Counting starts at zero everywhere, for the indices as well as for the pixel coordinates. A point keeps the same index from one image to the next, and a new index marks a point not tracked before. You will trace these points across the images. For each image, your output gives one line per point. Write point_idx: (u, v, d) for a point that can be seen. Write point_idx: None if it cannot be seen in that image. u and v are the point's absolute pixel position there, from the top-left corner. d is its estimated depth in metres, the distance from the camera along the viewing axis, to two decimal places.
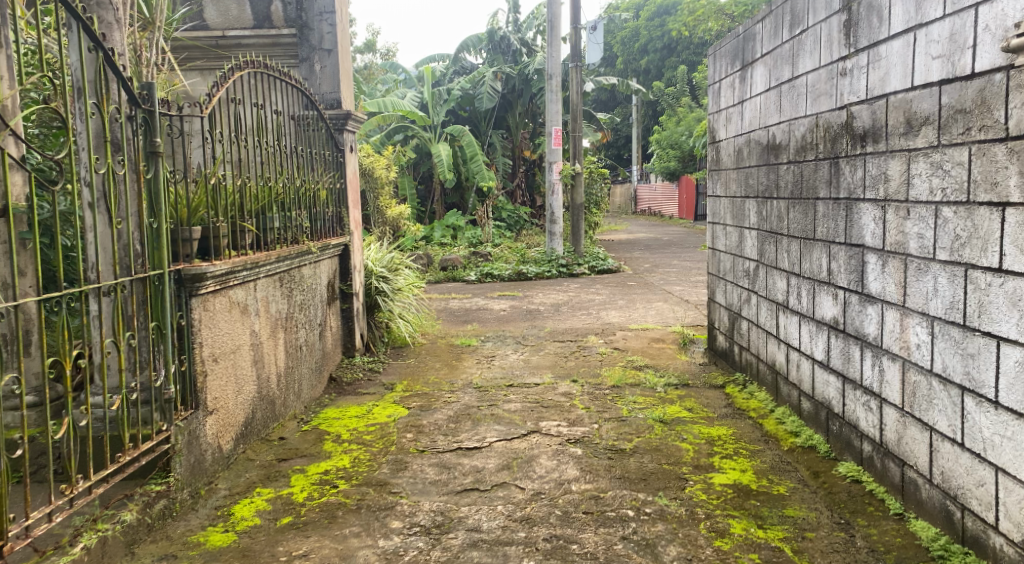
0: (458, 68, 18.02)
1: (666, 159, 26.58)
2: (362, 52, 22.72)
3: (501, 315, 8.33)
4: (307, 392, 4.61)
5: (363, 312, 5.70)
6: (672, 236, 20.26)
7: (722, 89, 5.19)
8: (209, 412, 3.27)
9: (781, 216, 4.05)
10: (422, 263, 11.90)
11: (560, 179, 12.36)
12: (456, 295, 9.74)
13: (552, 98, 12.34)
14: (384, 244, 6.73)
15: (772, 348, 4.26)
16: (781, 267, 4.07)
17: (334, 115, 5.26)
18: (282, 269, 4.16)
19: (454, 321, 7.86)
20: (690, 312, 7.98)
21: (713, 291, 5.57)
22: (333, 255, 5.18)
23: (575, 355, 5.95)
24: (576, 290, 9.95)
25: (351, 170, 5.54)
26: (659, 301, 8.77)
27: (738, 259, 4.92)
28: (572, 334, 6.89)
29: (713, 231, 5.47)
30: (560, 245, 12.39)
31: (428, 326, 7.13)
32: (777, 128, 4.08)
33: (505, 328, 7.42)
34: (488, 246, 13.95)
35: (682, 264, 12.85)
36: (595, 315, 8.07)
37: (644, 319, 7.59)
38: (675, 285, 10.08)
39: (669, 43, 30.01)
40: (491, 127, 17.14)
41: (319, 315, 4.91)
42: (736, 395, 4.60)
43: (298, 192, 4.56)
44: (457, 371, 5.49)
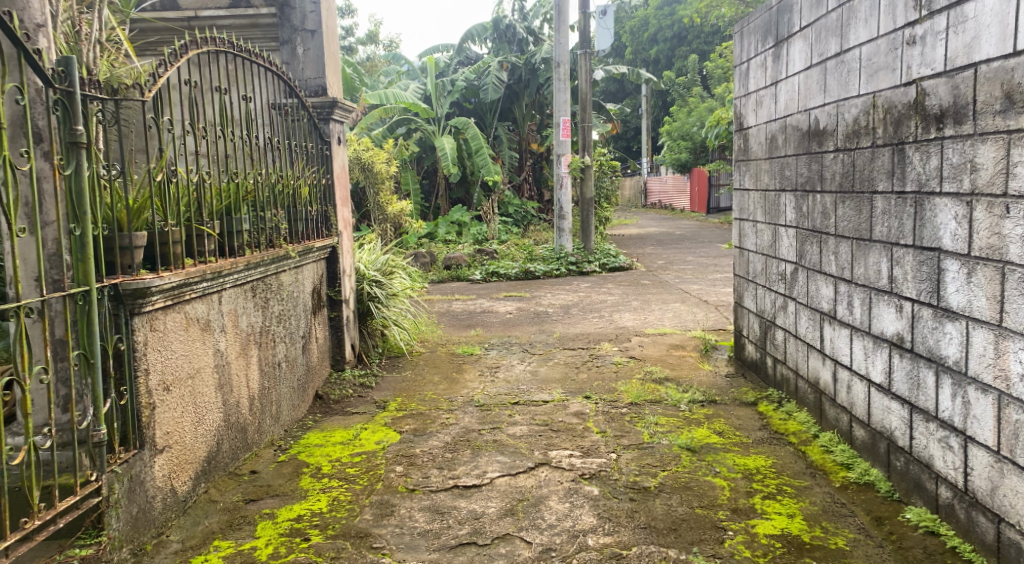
0: (462, 58, 17.57)
1: (677, 151, 26.00)
2: (364, 44, 22.23)
3: (507, 318, 7.82)
4: (287, 414, 4.11)
5: (354, 321, 5.21)
6: (684, 230, 19.69)
7: (751, 70, 4.66)
8: (161, 451, 2.77)
9: (827, 212, 3.53)
10: (424, 261, 11.43)
11: (569, 173, 11.82)
12: (460, 296, 9.24)
13: (560, 87, 11.80)
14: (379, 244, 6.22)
15: (816, 363, 3.74)
16: (827, 271, 3.55)
17: (319, 104, 4.75)
18: (255, 277, 3.66)
19: (457, 326, 7.38)
20: (709, 315, 7.45)
21: (741, 295, 5.05)
22: (318, 259, 4.68)
23: (588, 365, 5.43)
24: (586, 289, 9.44)
25: (339, 163, 5.04)
26: (675, 302, 8.24)
27: (772, 261, 4.40)
28: (583, 341, 6.37)
29: (742, 228, 4.94)
30: (569, 242, 11.88)
31: (429, 333, 6.63)
32: (822, 111, 3.56)
33: (511, 334, 6.92)
34: (494, 244, 13.43)
35: (697, 261, 12.31)
36: (607, 318, 7.55)
37: (660, 323, 7.06)
38: (692, 284, 9.55)
39: (679, 32, 29.42)
40: (496, 119, 16.63)
41: (302, 327, 4.41)
42: (772, 415, 4.08)
43: (273, 189, 4.06)
44: (457, 385, 4.99)
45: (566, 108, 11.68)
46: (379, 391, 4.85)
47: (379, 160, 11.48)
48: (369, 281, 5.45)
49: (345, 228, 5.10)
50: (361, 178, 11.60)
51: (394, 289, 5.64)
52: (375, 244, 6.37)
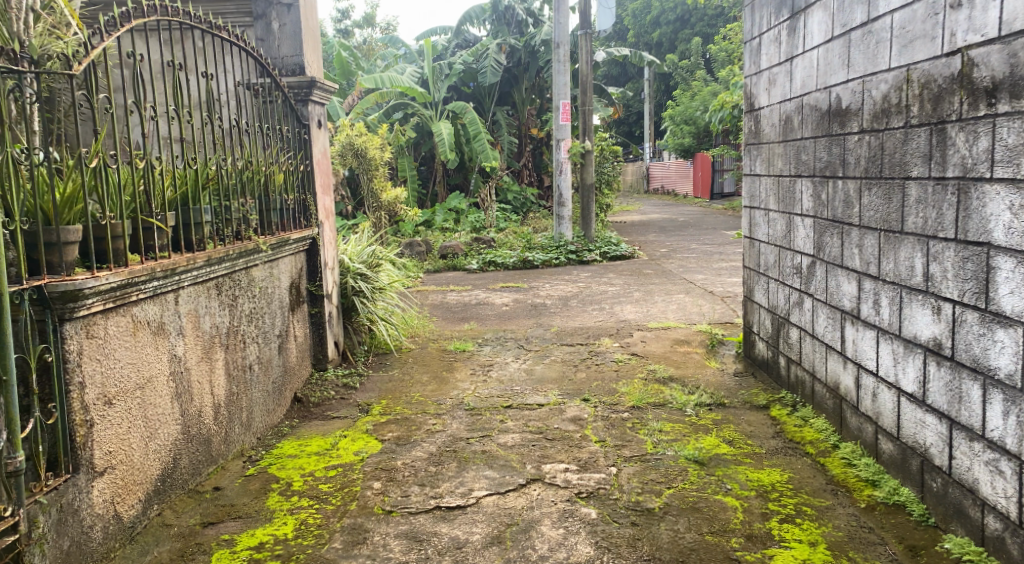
0: (460, 41, 17.18)
1: (679, 136, 25.60)
2: (361, 27, 21.77)
3: (503, 311, 7.49)
4: (260, 421, 3.80)
5: (337, 317, 4.89)
6: (687, 217, 19.32)
7: (763, 46, 4.31)
8: (102, 473, 2.46)
9: (850, 201, 3.19)
10: (420, 250, 11.12)
11: (569, 159, 11.46)
12: (455, 287, 8.91)
13: (560, 69, 11.40)
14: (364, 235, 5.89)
15: (835, 367, 3.42)
16: (849, 265, 3.22)
17: (296, 84, 4.41)
18: (219, 273, 3.34)
19: (451, 319, 7.05)
20: (715, 307, 7.11)
21: (752, 289, 4.71)
22: (296, 252, 4.36)
23: (587, 364, 5.11)
24: (586, 280, 9.11)
25: (319, 149, 4.71)
26: (678, 293, 7.91)
27: (785, 254, 4.06)
28: (582, 336, 6.05)
29: (753, 217, 4.61)
30: (569, 230, 11.53)
31: (419, 327, 6.29)
32: (845, 88, 3.21)
33: (507, 328, 6.59)
34: (492, 231, 13.09)
35: (701, 249, 11.96)
36: (607, 310, 7.22)
37: (663, 317, 6.72)
38: (695, 274, 9.22)
39: (681, 14, 28.93)
40: (495, 103, 16.27)
41: (277, 324, 4.09)
42: (787, 421, 3.75)
43: (243, 176, 3.73)
44: (447, 386, 4.67)
45: (566, 91, 11.30)
46: (363, 392, 4.54)
47: (373, 146, 11.14)
48: (358, 277, 5.14)
49: (326, 217, 4.77)
50: (354, 164, 11.25)
51: (384, 283, 5.35)
52: (360, 235, 6.04)
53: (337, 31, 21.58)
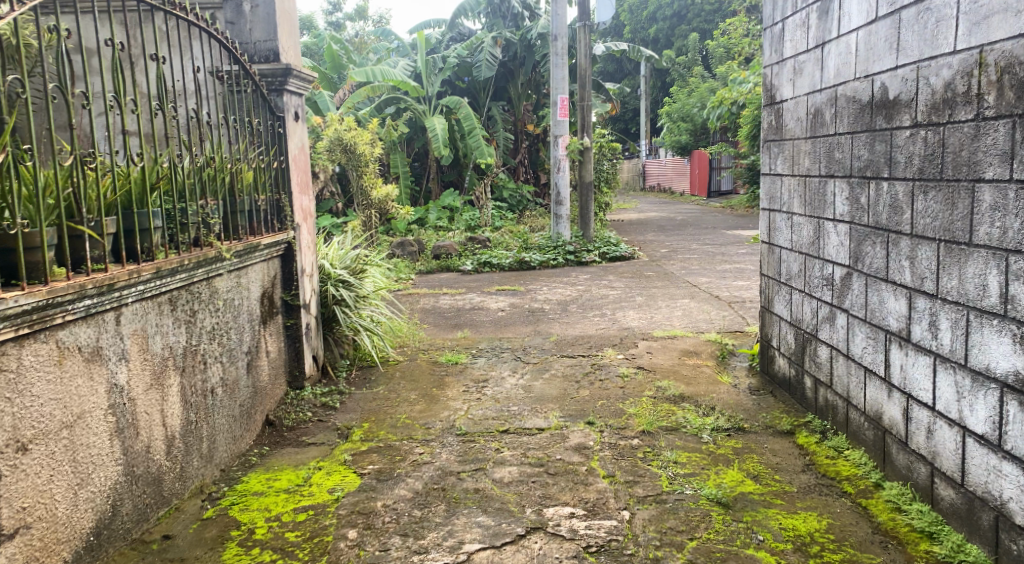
0: (455, 34, 16.79)
1: (677, 133, 25.23)
2: (353, 20, 21.28)
3: (498, 317, 7.07)
4: (225, 451, 3.36)
5: (316, 328, 4.47)
6: (685, 215, 18.92)
7: (788, 32, 3.89)
8: (12, 534, 2.04)
9: (899, 205, 2.78)
10: (412, 250, 10.69)
11: (567, 156, 11.05)
12: (448, 290, 8.48)
13: (558, 62, 10.97)
14: (349, 237, 5.45)
15: (875, 394, 3.02)
16: (896, 279, 2.81)
17: (269, 71, 3.99)
18: (174, 286, 2.91)
19: (443, 326, 6.62)
20: (724, 314, 6.70)
21: (771, 300, 4.31)
22: (268, 258, 3.92)
23: (590, 380, 4.69)
24: (586, 282, 8.69)
25: (297, 144, 4.28)
26: (683, 298, 7.50)
27: (813, 263, 3.66)
28: (584, 346, 5.63)
29: (773, 221, 4.20)
30: (567, 230, 11.12)
31: (407, 335, 5.87)
32: (893, 76, 2.80)
33: (503, 337, 6.16)
34: (487, 230, 12.66)
35: (703, 249, 11.56)
36: (609, 317, 6.80)
37: (669, 325, 6.31)
38: (699, 276, 8.81)
39: (679, 10, 28.54)
40: (490, 98, 15.89)
41: (244, 340, 3.65)
42: (817, 452, 3.34)
43: (204, 173, 3.29)
44: (437, 405, 4.24)
45: (564, 85, 10.89)
46: (343, 414, 4.11)
47: (363, 141, 10.68)
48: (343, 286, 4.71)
49: (304, 219, 4.35)
50: (344, 160, 10.80)
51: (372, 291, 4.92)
52: (345, 236, 5.60)
53: (328, 24, 21.10)
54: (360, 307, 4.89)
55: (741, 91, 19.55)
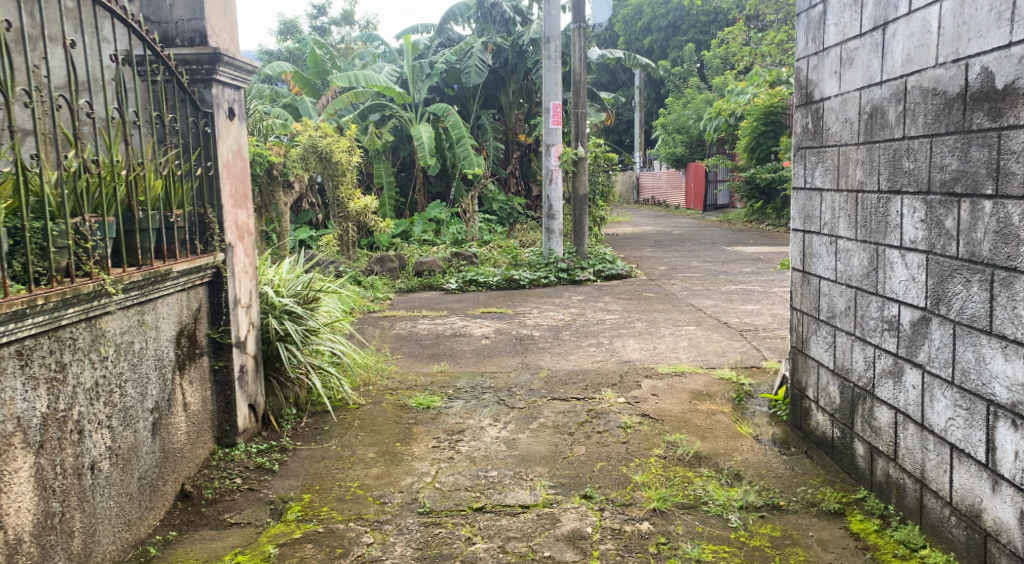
0: (443, 39, 16.13)
1: (672, 145, 24.66)
2: (339, 25, 20.59)
3: (481, 345, 6.30)
4: (115, 543, 2.60)
5: (255, 370, 3.70)
6: (682, 229, 18.23)
7: (832, 13, 3.17)
8: None
9: (1016, 232, 2.09)
10: (392, 266, 9.94)
11: (560, 166, 10.32)
12: (428, 312, 7.73)
13: (550, 66, 10.26)
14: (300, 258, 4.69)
15: (967, 482, 2.30)
16: (1012, 333, 2.11)
17: (193, 57, 3.25)
18: (25, 334, 2.17)
19: (419, 357, 5.87)
20: (734, 345, 5.95)
21: (807, 341, 3.57)
22: (184, 288, 3.17)
23: (586, 432, 3.93)
24: (580, 304, 7.95)
25: (229, 148, 3.54)
26: (687, 324, 6.75)
27: (867, 300, 2.93)
28: (579, 385, 4.87)
29: (812, 245, 3.46)
30: (559, 246, 10.37)
31: (373, 371, 5.08)
32: (1005, 59, 2.11)
33: (486, 371, 5.41)
34: (474, 245, 11.90)
35: (704, 267, 10.83)
36: (605, 348, 6.04)
37: (674, 359, 5.55)
38: (704, 298, 8.08)
39: (674, 21, 28.01)
40: (480, 106, 15.20)
41: (149, 394, 2.88)
42: (881, 547, 2.60)
43: (88, 182, 2.56)
44: (398, 468, 3.48)
45: (557, 91, 10.20)
46: (281, 481, 3.33)
47: (339, 148, 9.93)
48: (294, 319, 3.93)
49: (237, 238, 3.59)
50: (319, 170, 10.03)
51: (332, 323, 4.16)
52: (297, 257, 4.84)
53: (313, 29, 20.39)
54: (315, 340, 4.12)
55: (738, 102, 18.98)
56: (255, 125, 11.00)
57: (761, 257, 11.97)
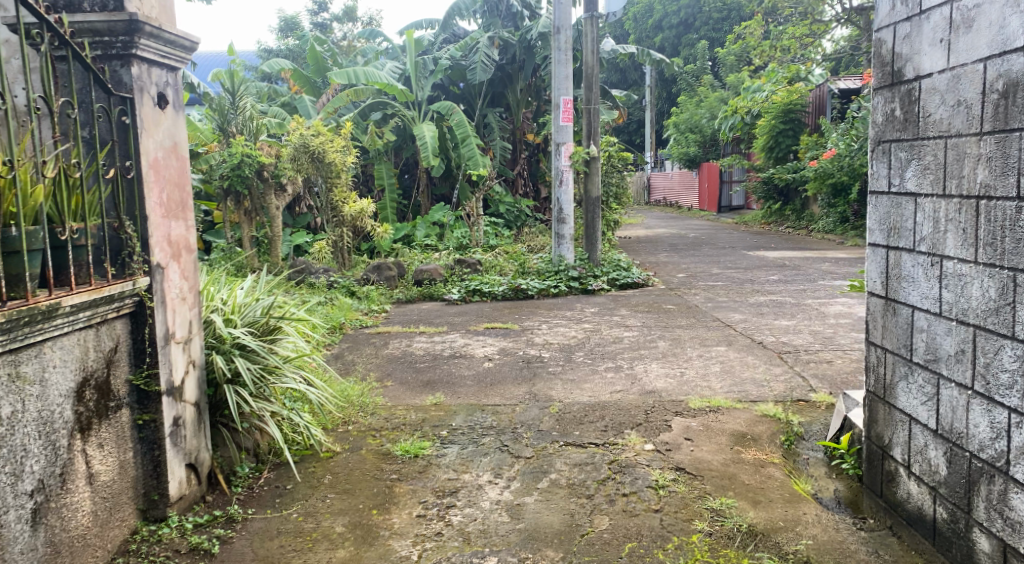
0: (448, 35, 15.45)
1: (685, 145, 23.92)
2: (341, 22, 19.91)
3: (483, 370, 5.55)
4: None
5: (195, 421, 2.96)
6: (697, 232, 17.43)
7: None
8: None
9: None
10: (390, 274, 9.22)
11: (571, 167, 9.56)
12: (426, 328, 6.98)
13: (561, 58, 9.50)
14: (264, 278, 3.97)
15: None
16: None
17: (103, 25, 2.53)
18: None
19: (413, 385, 5.13)
20: (774, 371, 5.18)
21: (890, 387, 2.81)
22: (90, 324, 2.45)
23: (608, 494, 3.19)
24: (594, 319, 7.19)
25: (161, 142, 2.80)
26: (715, 344, 5.96)
27: (997, 345, 2.21)
28: (597, 424, 4.11)
29: (901, 264, 2.72)
30: (570, 252, 9.62)
31: (352, 410, 4.33)
32: None
33: (489, 404, 4.67)
34: (479, 251, 11.16)
35: (726, 275, 10.06)
36: (624, 374, 5.27)
37: (707, 392, 4.78)
38: (732, 312, 7.32)
39: (686, 18, 27.24)
40: (486, 104, 14.47)
41: (25, 471, 2.16)
42: None
43: None
44: (371, 551, 2.75)
45: (568, 86, 9.45)
46: None
47: (333, 148, 9.24)
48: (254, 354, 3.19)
49: (174, 256, 2.87)
50: (311, 172, 9.32)
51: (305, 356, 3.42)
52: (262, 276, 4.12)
53: (315, 26, 19.72)
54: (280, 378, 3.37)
55: (755, 99, 18.20)
56: (247, 124, 10.32)
57: (785, 263, 11.19)
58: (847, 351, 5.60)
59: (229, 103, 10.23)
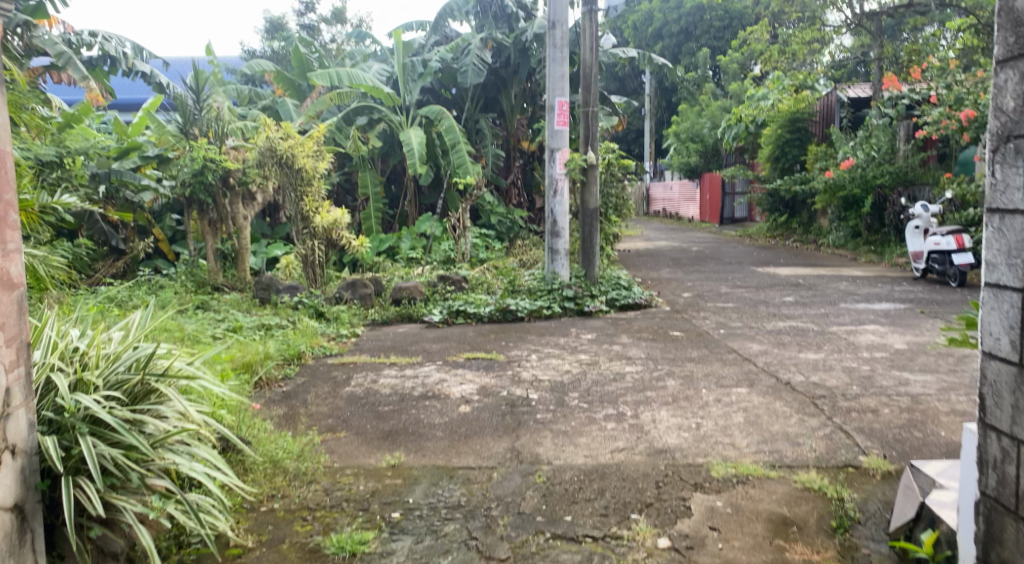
0: (439, 36, 14.54)
1: (685, 154, 23.14)
2: (328, 23, 19.01)
3: (458, 417, 4.60)
4: None
5: (16, 528, 2.21)
6: (700, 246, 16.51)
7: None
8: None
9: None
10: (365, 291, 8.29)
11: (567, 175, 8.65)
12: (397, 358, 6.05)
13: (558, 56, 8.58)
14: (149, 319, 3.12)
15: None
16: None
17: None
18: None
19: (371, 440, 4.20)
20: (810, 423, 4.24)
21: None
22: None
23: None
24: (592, 348, 6.26)
25: None
26: (734, 386, 5.01)
27: None
28: (595, 505, 3.19)
29: None
30: (565, 269, 8.70)
31: (282, 484, 3.41)
32: None
33: (461, 469, 3.74)
34: (466, 266, 10.25)
35: (737, 295, 9.15)
36: (628, 426, 4.33)
37: (730, 456, 3.84)
38: (748, 342, 6.39)
39: (685, 26, 26.46)
40: (479, 110, 13.59)
41: None
42: None
43: None
44: None
45: (564, 86, 8.54)
46: None
47: (304, 152, 8.34)
48: (120, 430, 2.36)
49: None
50: (279, 180, 8.45)
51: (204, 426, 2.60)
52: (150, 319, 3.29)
53: (300, 26, 18.81)
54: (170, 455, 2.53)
55: (759, 108, 17.39)
56: (212, 125, 9.43)
57: (799, 282, 10.29)
58: (893, 396, 4.64)
59: (193, 103, 9.37)
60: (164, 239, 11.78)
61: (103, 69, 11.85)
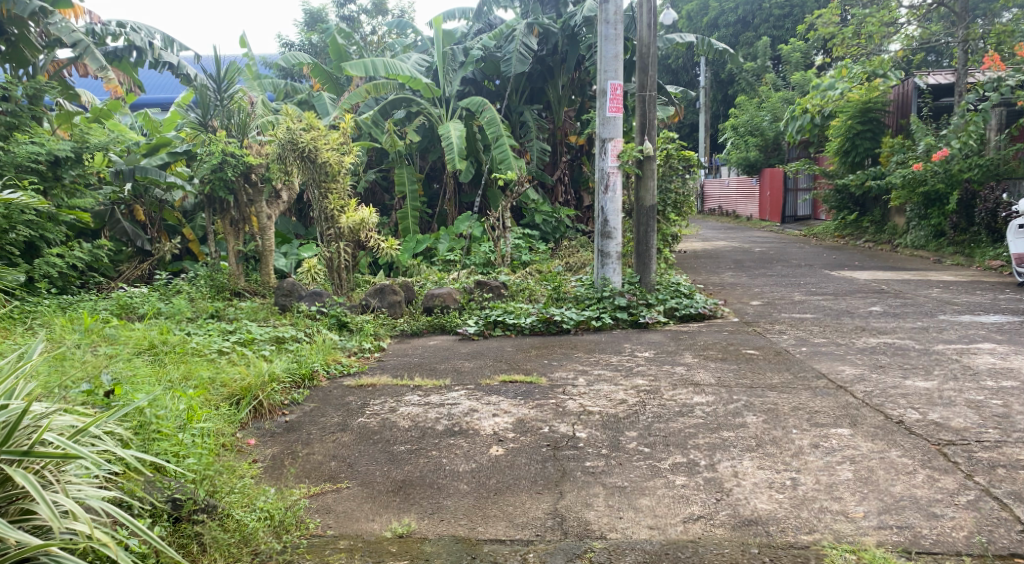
0: (482, 25, 13.72)
1: (743, 149, 21.91)
2: (371, 15, 18.36)
3: (489, 462, 3.70)
4: None
5: None
6: (763, 246, 15.32)
7: None
8: None
9: None
10: (395, 297, 7.47)
11: (620, 168, 7.70)
12: (422, 380, 5.19)
13: (611, 34, 7.63)
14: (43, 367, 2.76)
15: None
16: None
17: None
18: None
19: (379, 494, 3.36)
20: (945, 483, 3.26)
21: None
22: None
23: None
24: (652, 370, 5.31)
25: None
26: (832, 426, 4.02)
27: None
28: None
29: None
30: (617, 274, 7.73)
31: None
32: None
33: (486, 547, 2.93)
34: (508, 269, 9.36)
35: (815, 303, 8.08)
36: (703, 482, 3.40)
37: (843, 534, 2.91)
38: (840, 364, 5.36)
39: (744, 15, 25.20)
40: (524, 101, 12.70)
41: None
42: None
43: None
44: None
45: (617, 67, 7.58)
46: None
47: (328, 145, 7.63)
48: None
49: None
50: (303, 176, 7.73)
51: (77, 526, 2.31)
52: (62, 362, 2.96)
53: (342, 19, 18.19)
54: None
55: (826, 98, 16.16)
56: (234, 117, 8.74)
57: (883, 288, 9.14)
58: None
59: (214, 93, 8.72)
60: (194, 240, 11.08)
61: (131, 62, 11.33)
